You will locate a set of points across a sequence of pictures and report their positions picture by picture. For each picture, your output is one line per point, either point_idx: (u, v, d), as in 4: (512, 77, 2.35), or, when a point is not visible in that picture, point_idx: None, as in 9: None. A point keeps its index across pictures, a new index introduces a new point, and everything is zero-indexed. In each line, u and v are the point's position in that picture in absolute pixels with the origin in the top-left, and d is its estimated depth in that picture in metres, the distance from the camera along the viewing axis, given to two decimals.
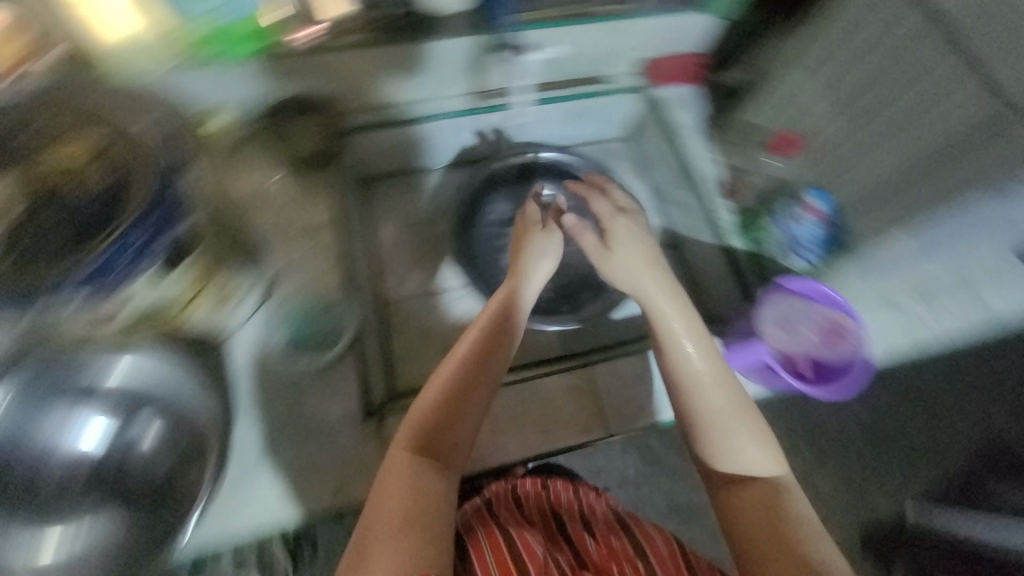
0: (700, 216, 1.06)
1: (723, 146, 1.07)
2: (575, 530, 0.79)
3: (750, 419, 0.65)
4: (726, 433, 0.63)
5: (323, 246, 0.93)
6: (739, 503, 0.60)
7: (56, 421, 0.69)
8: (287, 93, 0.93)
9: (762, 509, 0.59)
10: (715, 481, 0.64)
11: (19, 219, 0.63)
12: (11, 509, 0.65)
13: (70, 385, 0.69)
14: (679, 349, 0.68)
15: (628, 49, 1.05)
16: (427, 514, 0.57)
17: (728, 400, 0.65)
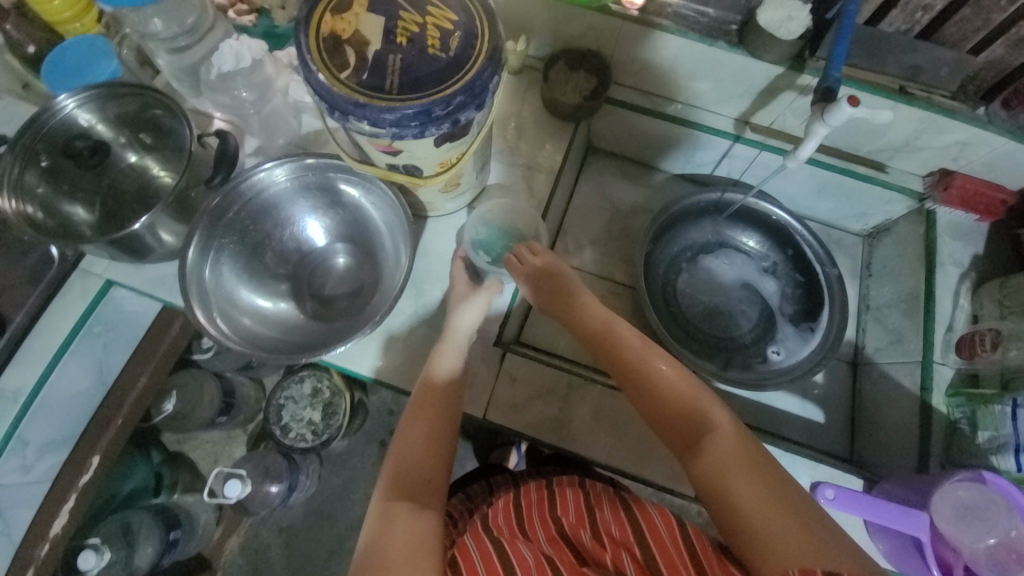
0: (913, 356, 0.91)
1: (986, 297, 0.89)
2: (575, 526, 0.72)
3: (681, 375, 0.66)
4: (668, 385, 0.66)
5: (537, 186, 0.99)
6: (706, 458, 0.59)
7: (300, 211, 0.85)
8: (581, 44, 1.01)
9: (728, 460, 0.58)
10: (679, 444, 0.63)
11: (375, 47, 0.64)
12: (245, 255, 0.82)
13: (323, 189, 0.84)
14: (658, 354, 0.69)
15: (918, 151, 0.94)
16: (437, 434, 0.66)
17: (644, 355, 0.69)
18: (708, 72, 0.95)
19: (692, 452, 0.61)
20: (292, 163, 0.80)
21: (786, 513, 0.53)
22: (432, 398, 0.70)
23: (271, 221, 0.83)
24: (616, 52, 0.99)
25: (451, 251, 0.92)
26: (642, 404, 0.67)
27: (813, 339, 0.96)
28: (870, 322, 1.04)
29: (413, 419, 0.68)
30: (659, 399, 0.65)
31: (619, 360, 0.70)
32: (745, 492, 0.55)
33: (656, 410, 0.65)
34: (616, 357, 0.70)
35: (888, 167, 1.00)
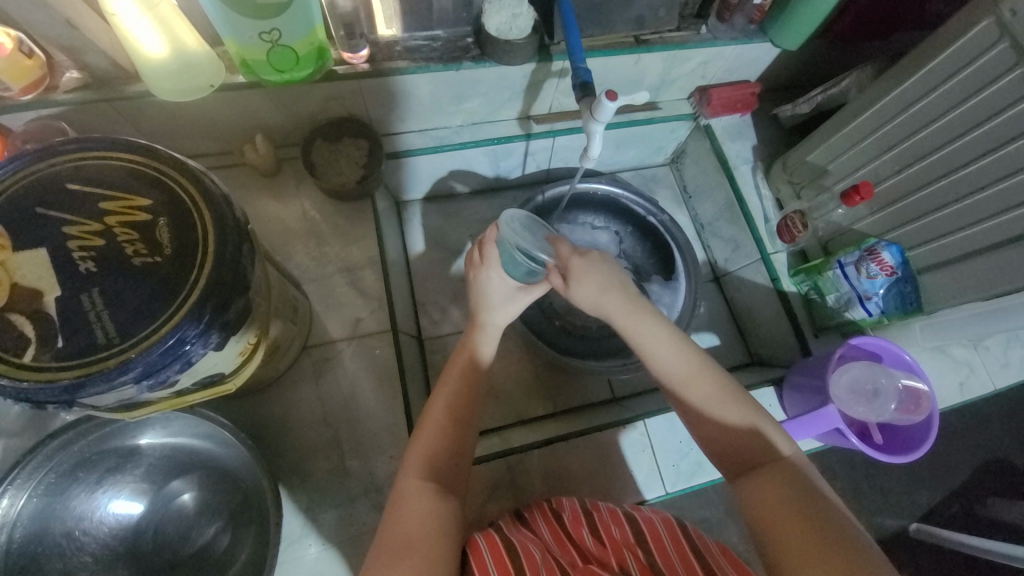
0: (754, 256, 1.00)
1: (779, 181, 1.00)
2: (575, 523, 0.66)
3: (741, 401, 0.63)
4: (731, 411, 0.62)
5: (366, 284, 0.87)
6: (760, 487, 0.57)
7: (77, 507, 0.64)
8: (329, 116, 0.88)
9: (776, 494, 0.55)
10: (730, 467, 0.61)
11: (55, 296, 0.46)
12: None
13: (89, 461, 0.64)
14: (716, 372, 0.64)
15: (673, 81, 1.01)
16: (462, 425, 0.65)
17: (711, 382, 0.63)
18: (467, 90, 0.89)
19: (744, 476, 0.59)
20: (16, 471, 0.59)
21: (829, 547, 0.50)
22: (467, 375, 0.68)
23: (45, 548, 0.61)
24: (369, 108, 0.88)
25: (315, 409, 0.77)
26: (694, 420, 0.64)
27: (677, 287, 1.02)
28: (712, 237, 1.13)
29: (467, 385, 0.68)
30: (720, 422, 0.62)
31: (680, 382, 0.64)
32: (791, 520, 0.53)
33: (717, 431, 0.62)
34: (677, 375, 0.64)
35: (660, 103, 1.06)
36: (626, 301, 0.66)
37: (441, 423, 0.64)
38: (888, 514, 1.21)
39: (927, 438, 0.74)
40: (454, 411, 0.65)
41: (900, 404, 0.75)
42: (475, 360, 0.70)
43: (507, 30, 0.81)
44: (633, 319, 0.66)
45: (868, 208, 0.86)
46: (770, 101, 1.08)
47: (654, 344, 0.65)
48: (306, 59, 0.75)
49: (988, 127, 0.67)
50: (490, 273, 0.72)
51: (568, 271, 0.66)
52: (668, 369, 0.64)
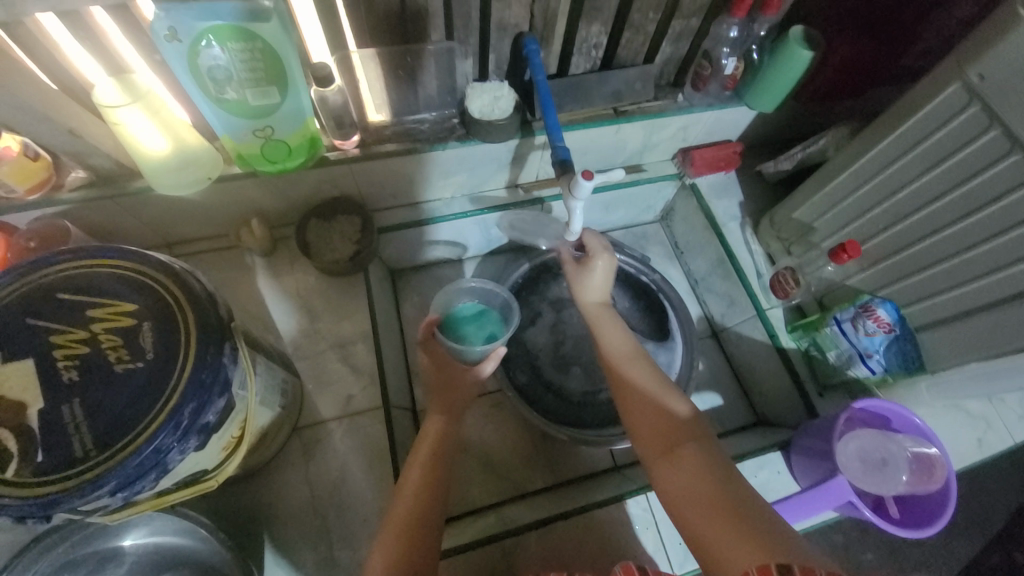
0: (750, 312, 0.99)
1: (768, 237, 1.01)
2: None
3: (666, 388, 0.66)
4: (667, 402, 0.64)
5: (358, 358, 0.87)
6: (679, 470, 0.57)
7: None
8: (323, 196, 0.92)
9: (698, 477, 0.56)
10: (652, 453, 0.61)
11: (38, 408, 0.46)
12: None
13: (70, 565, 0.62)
14: (643, 362, 0.70)
15: (655, 146, 1.04)
16: (431, 497, 0.64)
17: (647, 370, 0.69)
18: (456, 165, 0.93)
19: (662, 458, 0.60)
20: None
21: (748, 532, 0.50)
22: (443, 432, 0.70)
23: None
24: (361, 187, 0.91)
25: (304, 494, 0.75)
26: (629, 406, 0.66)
27: (673, 346, 1.01)
28: (706, 292, 1.12)
29: (430, 458, 0.67)
30: (643, 404, 0.65)
31: (617, 368, 0.70)
32: (714, 512, 0.53)
33: (642, 413, 0.64)
34: (618, 361, 0.70)
35: (644, 165, 1.09)
36: (603, 299, 0.79)
37: (404, 510, 0.62)
38: (927, 573, 1.13)
39: (943, 506, 0.69)
40: (410, 475, 0.66)
41: (913, 470, 0.71)
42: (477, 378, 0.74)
43: (489, 110, 0.85)
44: (601, 322, 0.76)
45: (858, 265, 0.86)
46: (752, 158, 1.11)
47: (607, 338, 0.74)
48: (298, 149, 0.79)
49: (967, 187, 0.67)
50: None
51: (589, 259, 0.81)
52: (610, 357, 0.71)
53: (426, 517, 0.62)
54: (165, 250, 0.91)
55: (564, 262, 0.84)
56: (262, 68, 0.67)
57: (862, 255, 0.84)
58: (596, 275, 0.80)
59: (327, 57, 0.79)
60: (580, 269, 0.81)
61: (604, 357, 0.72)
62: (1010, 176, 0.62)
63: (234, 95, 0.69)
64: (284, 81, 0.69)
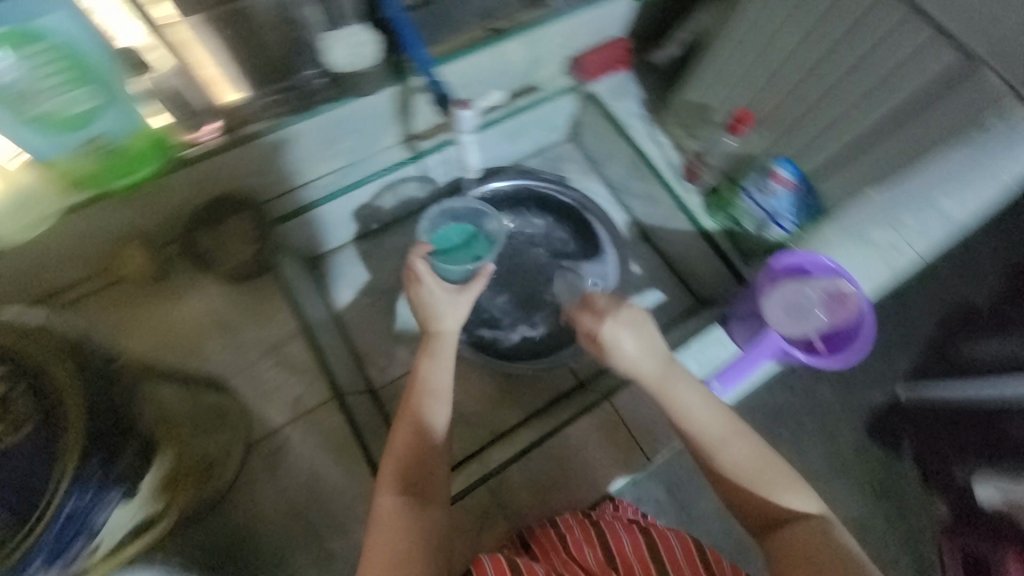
0: (671, 205, 1.00)
1: (673, 126, 1.00)
2: (580, 543, 0.66)
3: (771, 464, 0.61)
4: (743, 454, 0.61)
5: (296, 357, 0.83)
6: (785, 544, 0.57)
7: None
8: (200, 200, 0.82)
9: (811, 546, 0.55)
10: (755, 524, 0.60)
11: None
12: None
13: None
14: (733, 428, 0.62)
15: (543, 59, 0.99)
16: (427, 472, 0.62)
17: (754, 445, 0.62)
18: (344, 129, 0.85)
19: (767, 534, 0.59)
20: None
21: None
22: (426, 374, 0.67)
23: None
24: (240, 180, 0.83)
25: (280, 503, 0.74)
26: (720, 476, 0.61)
27: (604, 259, 1.04)
28: (629, 198, 1.13)
29: (414, 432, 0.63)
30: (757, 493, 0.60)
31: (685, 417, 0.62)
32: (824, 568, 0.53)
33: (746, 498, 0.60)
34: (687, 405, 0.62)
35: (539, 83, 1.04)
36: (665, 353, 0.65)
37: (398, 471, 0.61)
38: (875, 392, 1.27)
39: (862, 332, 0.78)
40: (395, 442, 0.63)
41: (830, 308, 0.79)
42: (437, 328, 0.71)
43: (353, 56, 0.78)
44: (673, 368, 0.64)
45: (756, 132, 0.87)
46: (643, 50, 1.08)
47: (684, 405, 0.62)
48: (149, 153, 0.72)
49: None
50: (427, 286, 0.72)
51: (598, 337, 0.65)
52: (674, 408, 0.62)
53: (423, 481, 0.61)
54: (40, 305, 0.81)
55: (579, 332, 0.67)
56: (60, 69, 0.59)
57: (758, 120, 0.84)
58: (623, 339, 0.64)
59: (141, 39, 0.67)
60: (602, 347, 0.65)
61: (680, 421, 0.62)
62: None
63: (42, 109, 0.61)
64: (90, 77, 0.62)
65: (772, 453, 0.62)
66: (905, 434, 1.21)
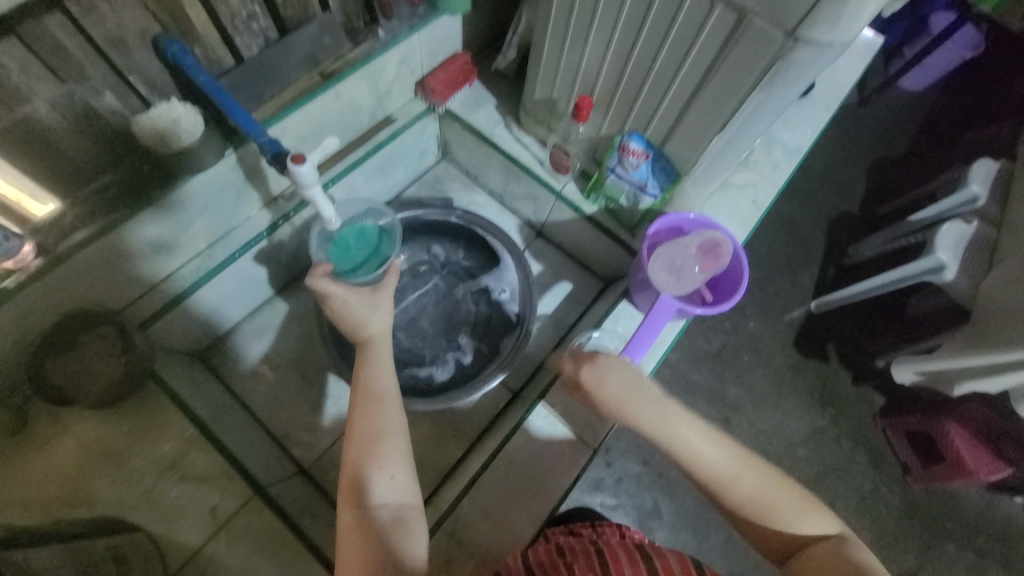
0: (552, 199, 1.03)
1: (531, 126, 1.04)
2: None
3: (788, 491, 0.65)
4: (776, 503, 0.64)
5: (199, 467, 0.75)
6: (811, 567, 0.60)
7: None
8: (41, 330, 0.73)
9: (840, 570, 0.57)
10: (778, 556, 0.64)
11: None
12: None
13: None
14: (750, 463, 0.66)
15: (389, 91, 0.99)
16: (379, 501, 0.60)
17: (760, 470, 0.66)
18: (197, 209, 0.79)
19: (795, 566, 0.62)
20: None
21: None
22: (375, 424, 0.64)
23: None
24: (82, 293, 0.74)
25: None
26: (744, 521, 0.66)
27: (505, 265, 1.03)
28: (515, 202, 1.15)
29: (357, 453, 0.62)
30: (777, 527, 0.63)
31: (687, 457, 0.67)
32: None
33: (760, 529, 0.65)
34: (684, 445, 0.68)
35: (393, 114, 1.04)
36: (664, 397, 0.70)
37: (351, 501, 0.60)
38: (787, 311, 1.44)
39: (742, 272, 0.83)
40: (346, 477, 0.61)
41: (708, 257, 0.83)
42: (380, 407, 0.66)
43: (169, 117, 0.70)
44: (668, 422, 0.68)
45: (600, 115, 0.91)
46: (485, 60, 1.10)
47: (692, 448, 0.67)
48: None
49: (627, 9, 0.73)
50: (339, 299, 0.72)
51: (592, 360, 0.74)
52: (674, 452, 0.68)
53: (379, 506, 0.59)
54: None
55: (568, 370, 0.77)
56: None
57: (598, 104, 0.89)
58: (606, 371, 0.72)
59: None
60: (591, 369, 0.73)
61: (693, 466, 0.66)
62: None
63: None
64: None
65: (784, 474, 0.67)
66: (830, 339, 1.42)
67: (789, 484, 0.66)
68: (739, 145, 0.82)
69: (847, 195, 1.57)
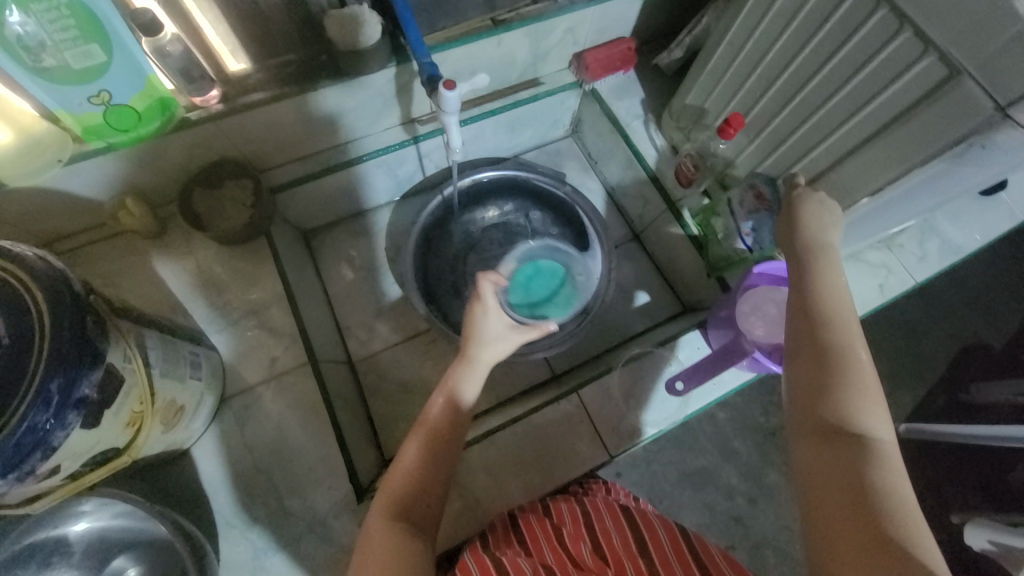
0: (663, 208, 1.01)
1: (670, 130, 1.01)
2: (575, 539, 0.66)
3: (875, 402, 0.53)
4: (863, 401, 0.53)
5: (274, 321, 0.86)
6: (831, 438, 0.51)
7: None
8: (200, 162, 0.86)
9: (850, 466, 0.48)
10: (808, 427, 0.53)
11: None
12: None
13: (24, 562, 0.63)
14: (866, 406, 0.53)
15: (547, 54, 1.01)
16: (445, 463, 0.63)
17: (863, 400, 0.53)
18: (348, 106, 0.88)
19: (818, 435, 0.52)
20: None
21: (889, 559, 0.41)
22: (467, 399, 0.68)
23: None
24: (239, 146, 0.86)
25: (245, 458, 0.76)
26: (801, 357, 0.58)
27: (591, 254, 1.04)
28: (624, 199, 1.14)
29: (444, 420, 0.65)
30: (832, 395, 0.53)
31: (831, 312, 0.60)
32: (843, 504, 0.46)
33: (823, 462, 0.50)
34: (844, 356, 0.56)
35: (542, 78, 1.06)
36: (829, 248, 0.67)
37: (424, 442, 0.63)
38: None
39: None
40: (423, 427, 0.65)
41: None
42: (464, 397, 0.68)
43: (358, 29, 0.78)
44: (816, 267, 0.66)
45: (746, 137, 0.86)
46: (648, 53, 1.08)
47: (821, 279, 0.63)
48: (150, 111, 0.75)
49: (820, 36, 0.67)
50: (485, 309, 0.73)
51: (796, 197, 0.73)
52: (816, 290, 0.62)
53: (445, 467, 0.63)
54: (47, 250, 0.86)
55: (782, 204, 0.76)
56: (74, 25, 0.60)
57: (749, 127, 0.84)
58: (817, 213, 0.70)
59: None
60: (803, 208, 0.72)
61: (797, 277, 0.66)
62: (852, 16, 0.63)
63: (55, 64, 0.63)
64: (105, 37, 0.63)
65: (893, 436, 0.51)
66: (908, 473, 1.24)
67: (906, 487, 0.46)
68: (900, 215, 0.78)
69: (996, 327, 1.34)
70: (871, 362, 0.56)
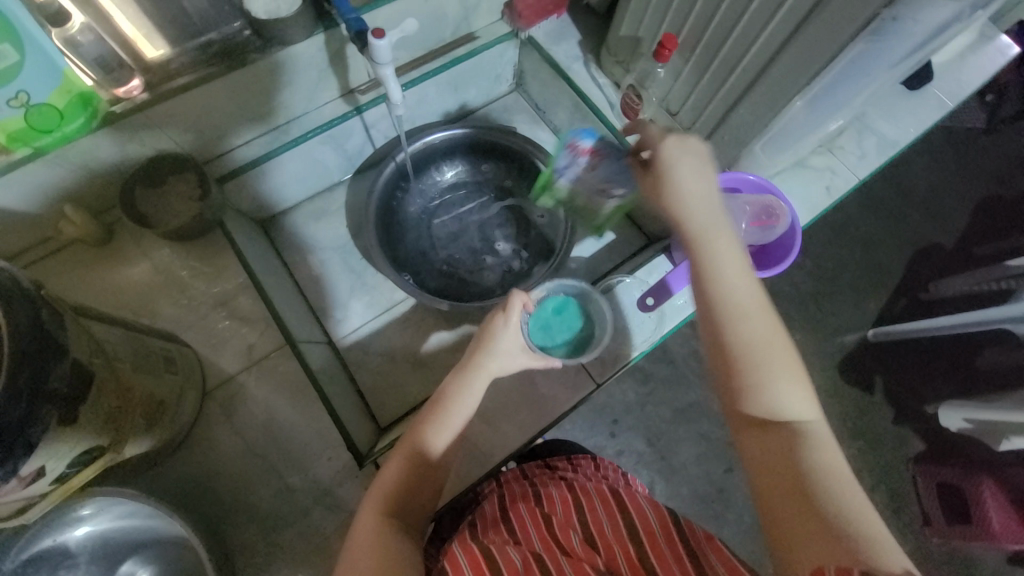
0: None
1: (609, 66, 1.02)
2: (564, 527, 0.67)
3: (794, 374, 0.56)
4: (781, 380, 0.55)
5: (245, 309, 0.84)
6: (762, 431, 0.54)
7: None
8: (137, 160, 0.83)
9: (782, 454, 0.52)
10: (739, 419, 0.56)
11: None
12: None
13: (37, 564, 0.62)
14: (784, 384, 0.55)
15: (477, 6, 1.00)
16: (412, 488, 0.64)
17: (783, 379, 0.55)
18: (281, 81, 0.85)
19: (751, 428, 0.55)
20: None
21: (833, 531, 0.46)
22: (442, 425, 0.67)
23: None
24: (175, 138, 0.83)
25: (239, 444, 0.77)
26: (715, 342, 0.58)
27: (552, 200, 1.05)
28: None
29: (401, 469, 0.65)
30: (755, 384, 0.55)
31: (734, 292, 0.59)
32: (785, 494, 0.50)
33: (757, 452, 0.53)
34: (757, 350, 0.56)
35: (476, 32, 1.05)
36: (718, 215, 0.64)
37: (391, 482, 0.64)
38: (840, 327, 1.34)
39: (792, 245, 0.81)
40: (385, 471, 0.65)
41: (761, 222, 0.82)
42: (428, 447, 0.66)
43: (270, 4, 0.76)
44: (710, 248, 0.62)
45: (682, 58, 0.88)
46: None
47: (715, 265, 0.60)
48: (72, 110, 0.71)
49: None
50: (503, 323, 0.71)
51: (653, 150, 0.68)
52: (711, 273, 0.60)
53: (416, 488, 0.65)
54: None
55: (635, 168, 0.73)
56: None
57: (682, 47, 0.86)
58: (681, 170, 0.65)
59: None
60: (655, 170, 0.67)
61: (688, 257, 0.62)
62: None
63: None
64: (9, 31, 0.59)
65: (811, 396, 0.56)
66: (879, 373, 1.31)
67: (831, 447, 0.52)
68: (833, 110, 0.82)
69: (943, 225, 1.42)
70: (782, 332, 0.58)
